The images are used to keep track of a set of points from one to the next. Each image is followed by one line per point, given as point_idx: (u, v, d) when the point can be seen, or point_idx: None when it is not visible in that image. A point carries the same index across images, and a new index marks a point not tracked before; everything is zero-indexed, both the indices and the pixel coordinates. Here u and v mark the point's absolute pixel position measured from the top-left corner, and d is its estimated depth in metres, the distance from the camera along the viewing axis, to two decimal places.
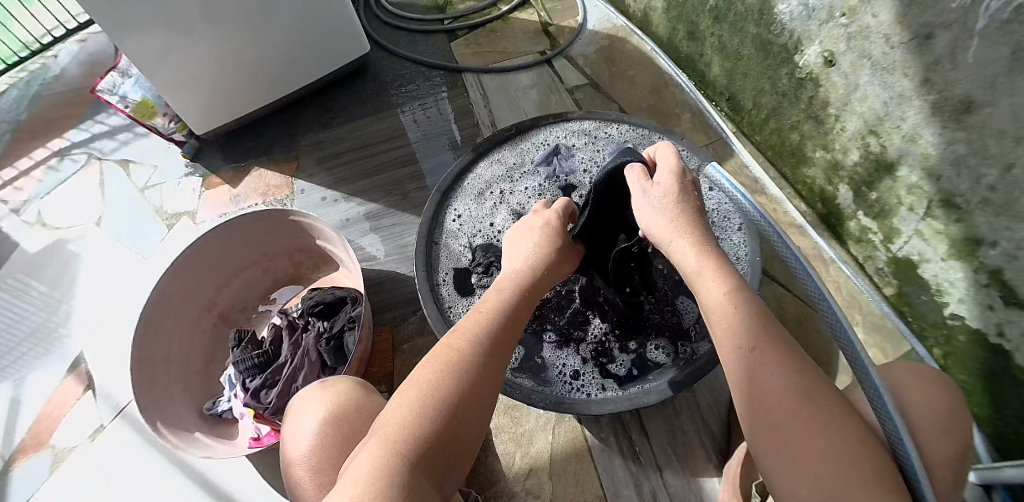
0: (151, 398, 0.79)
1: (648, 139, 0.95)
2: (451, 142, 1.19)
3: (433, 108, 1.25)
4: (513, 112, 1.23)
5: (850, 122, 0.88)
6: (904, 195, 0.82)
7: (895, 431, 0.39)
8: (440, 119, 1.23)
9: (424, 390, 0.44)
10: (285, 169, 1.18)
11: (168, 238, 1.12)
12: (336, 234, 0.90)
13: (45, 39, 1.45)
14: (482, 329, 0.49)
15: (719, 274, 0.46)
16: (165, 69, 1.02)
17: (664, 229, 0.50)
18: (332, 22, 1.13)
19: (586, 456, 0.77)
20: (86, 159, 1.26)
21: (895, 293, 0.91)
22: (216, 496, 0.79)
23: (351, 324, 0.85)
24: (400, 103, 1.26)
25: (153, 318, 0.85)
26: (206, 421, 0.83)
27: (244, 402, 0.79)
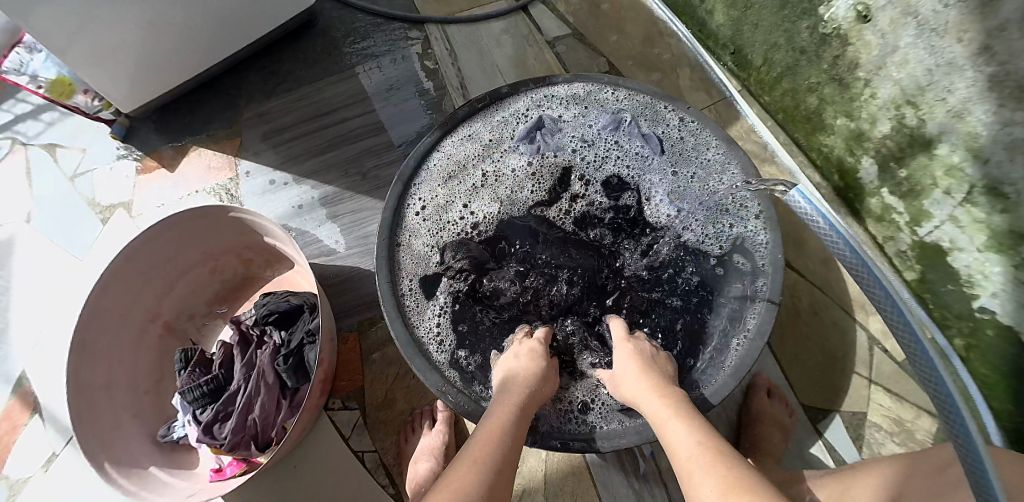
0: (95, 436, 0.72)
1: (651, 108, 0.78)
2: (425, 104, 1.03)
3: (400, 60, 1.07)
4: (484, 72, 1.06)
5: (882, 88, 0.75)
6: (940, 176, 0.71)
7: None
8: (405, 80, 1.05)
9: None
10: (227, 147, 1.02)
11: (104, 234, 0.99)
12: (287, 234, 0.77)
13: None
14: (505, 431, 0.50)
15: (688, 421, 0.47)
16: (81, 42, 0.80)
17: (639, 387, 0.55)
18: None
19: (584, 474, 0.72)
20: (10, 146, 1.06)
21: (917, 278, 0.82)
22: None
23: (311, 337, 0.75)
24: (358, 61, 1.08)
25: (83, 346, 0.75)
26: (160, 450, 0.78)
27: (196, 438, 0.71)
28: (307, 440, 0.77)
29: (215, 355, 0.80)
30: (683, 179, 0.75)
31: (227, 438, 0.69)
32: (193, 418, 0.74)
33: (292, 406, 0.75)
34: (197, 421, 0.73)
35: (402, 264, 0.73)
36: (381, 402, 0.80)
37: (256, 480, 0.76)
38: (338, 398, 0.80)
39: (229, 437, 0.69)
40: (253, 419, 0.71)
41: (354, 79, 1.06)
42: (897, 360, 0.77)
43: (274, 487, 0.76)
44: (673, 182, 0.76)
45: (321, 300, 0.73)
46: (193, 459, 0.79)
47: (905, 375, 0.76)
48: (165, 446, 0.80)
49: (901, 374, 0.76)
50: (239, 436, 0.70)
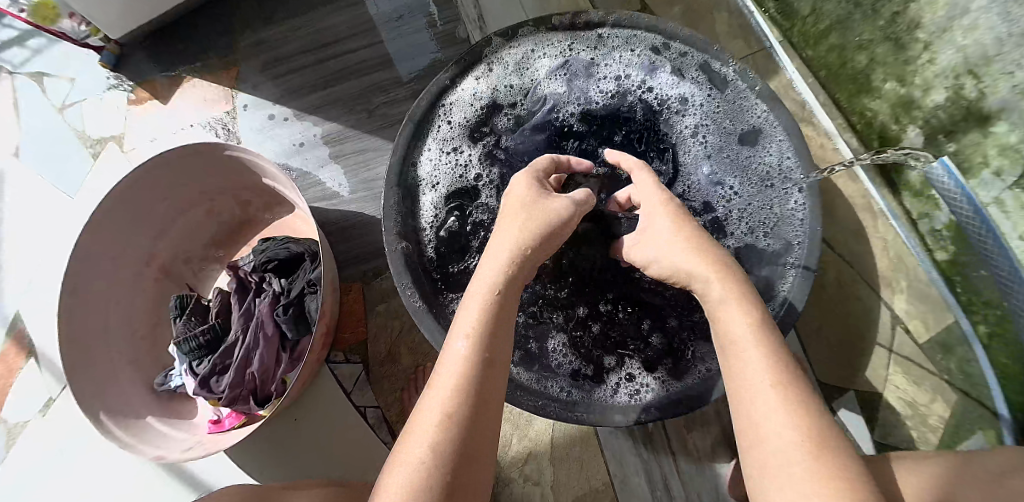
0: (89, 383, 0.70)
1: (692, 57, 0.70)
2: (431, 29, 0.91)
3: None
4: None
5: (944, 54, 0.67)
6: (993, 155, 0.66)
7: None
8: (409, 6, 0.92)
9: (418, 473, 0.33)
10: (223, 78, 0.94)
11: (95, 170, 0.93)
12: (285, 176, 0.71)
13: None
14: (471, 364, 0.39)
15: (731, 278, 0.44)
16: None
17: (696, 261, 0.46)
18: None
19: (592, 440, 0.72)
20: None
21: (949, 259, 0.74)
22: (184, 479, 0.79)
23: (312, 287, 0.70)
24: None
25: (74, 290, 0.72)
26: (158, 399, 0.77)
27: (194, 390, 0.69)
28: (308, 391, 0.75)
29: (213, 303, 0.76)
30: (721, 142, 0.70)
31: (226, 391, 0.67)
32: (190, 370, 0.72)
33: (292, 359, 0.72)
34: (194, 372, 0.71)
35: (422, 205, 0.70)
36: (385, 357, 0.77)
37: (259, 433, 0.75)
38: (339, 350, 0.77)
39: (227, 392, 0.67)
40: (251, 372, 0.68)
41: (358, 3, 0.93)
42: (918, 341, 0.77)
43: (271, 436, 0.75)
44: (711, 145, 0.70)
45: (323, 249, 0.68)
46: (192, 408, 0.77)
47: (924, 357, 0.76)
48: (163, 394, 0.78)
49: (919, 355, 0.76)
50: (237, 390, 0.68)
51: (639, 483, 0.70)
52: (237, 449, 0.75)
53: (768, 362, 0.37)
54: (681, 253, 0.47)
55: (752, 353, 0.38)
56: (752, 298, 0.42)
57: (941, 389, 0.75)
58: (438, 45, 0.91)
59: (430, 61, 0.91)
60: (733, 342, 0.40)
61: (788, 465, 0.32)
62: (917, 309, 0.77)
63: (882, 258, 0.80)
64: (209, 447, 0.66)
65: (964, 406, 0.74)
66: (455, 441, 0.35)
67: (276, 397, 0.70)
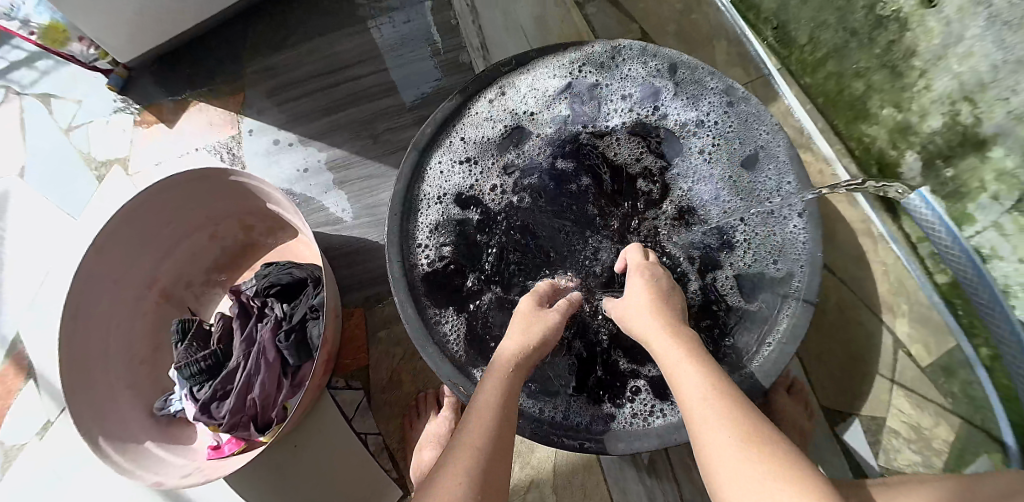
0: (88, 407, 0.70)
1: (690, 83, 0.71)
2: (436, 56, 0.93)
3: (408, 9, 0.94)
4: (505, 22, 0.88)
5: (939, 81, 0.68)
6: (990, 180, 0.65)
7: None
8: (414, 33, 0.94)
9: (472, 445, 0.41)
10: (228, 102, 0.95)
11: (99, 191, 0.94)
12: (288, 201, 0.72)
13: None
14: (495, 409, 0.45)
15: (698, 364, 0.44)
16: None
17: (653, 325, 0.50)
18: None
19: (595, 468, 0.71)
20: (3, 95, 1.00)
21: (949, 283, 0.73)
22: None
23: (314, 313, 0.71)
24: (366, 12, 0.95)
25: (76, 314, 0.72)
26: (157, 423, 0.76)
27: (194, 416, 0.68)
28: (309, 418, 0.74)
29: (214, 328, 0.76)
30: (723, 168, 0.70)
31: (226, 418, 0.67)
32: (190, 395, 0.71)
33: (293, 385, 0.71)
34: (194, 398, 0.70)
35: (425, 229, 0.69)
36: (387, 383, 0.77)
37: (258, 461, 0.74)
38: (340, 376, 0.77)
39: (226, 418, 0.66)
40: (252, 399, 0.68)
41: (363, 31, 0.95)
42: (921, 366, 0.76)
43: (269, 463, 0.74)
44: (713, 171, 0.71)
45: (326, 276, 0.68)
46: (191, 433, 0.77)
47: (927, 383, 0.75)
48: (162, 419, 0.77)
49: (924, 381, 0.76)
50: (237, 417, 0.67)
51: None
52: (235, 475, 0.74)
53: (707, 392, 0.40)
54: (648, 319, 0.51)
55: (694, 390, 0.41)
56: (699, 354, 0.45)
57: (944, 414, 0.74)
58: (442, 72, 0.92)
59: (434, 87, 0.92)
60: (682, 393, 0.42)
61: (737, 467, 0.34)
62: (919, 332, 0.77)
63: (883, 283, 0.80)
64: (208, 474, 0.65)
65: (970, 433, 0.73)
66: (488, 436, 0.42)
67: (277, 424, 0.69)
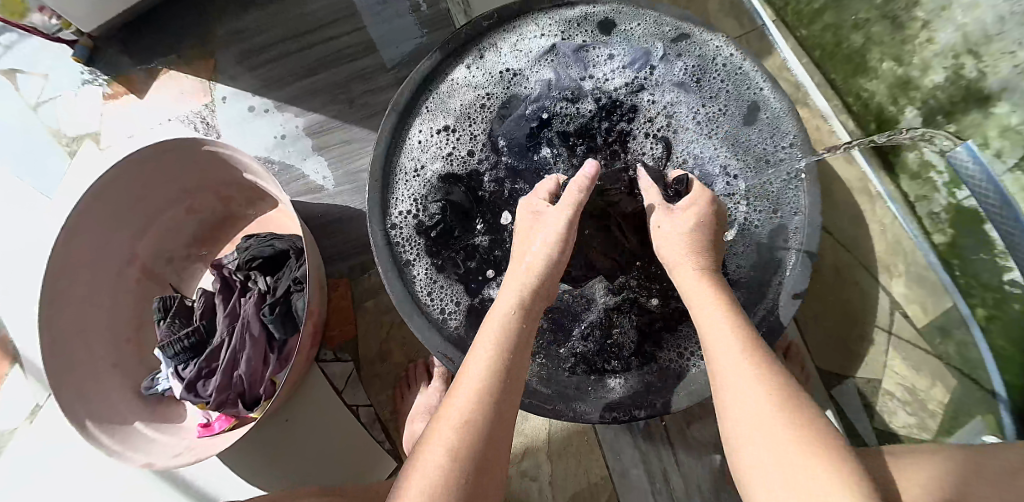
0: (74, 388, 0.68)
1: (677, 38, 0.69)
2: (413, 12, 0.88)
3: None
4: None
5: (943, 33, 0.66)
6: (992, 137, 0.64)
7: None
8: None
9: (465, 426, 0.38)
10: (199, 70, 0.91)
11: (73, 168, 0.90)
12: (265, 170, 0.68)
13: None
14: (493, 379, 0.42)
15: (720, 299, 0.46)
16: None
17: (676, 252, 0.51)
18: None
19: (590, 434, 0.70)
20: None
21: (947, 242, 0.74)
22: (176, 483, 0.77)
23: (298, 285, 0.69)
24: None
25: (54, 294, 0.69)
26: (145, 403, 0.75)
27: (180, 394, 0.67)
28: (299, 393, 0.73)
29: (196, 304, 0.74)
30: (719, 127, 0.68)
31: (213, 395, 0.65)
32: (176, 373, 0.70)
33: (281, 359, 0.70)
34: (180, 376, 0.69)
35: (409, 197, 0.67)
36: (375, 356, 0.75)
37: (250, 438, 0.73)
38: (328, 349, 0.75)
39: (213, 396, 0.65)
40: (240, 375, 0.66)
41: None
42: (916, 325, 0.76)
43: (262, 437, 0.73)
44: (709, 132, 0.68)
45: (307, 247, 0.66)
46: (181, 412, 0.76)
47: (922, 341, 0.76)
48: (150, 398, 0.76)
49: (917, 339, 0.76)
50: (225, 394, 0.66)
51: (638, 476, 0.69)
52: (229, 452, 0.74)
53: (754, 366, 0.39)
54: (678, 248, 0.51)
55: (726, 350, 0.41)
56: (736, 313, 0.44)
57: (938, 374, 0.75)
58: (423, 30, 0.88)
59: (416, 47, 0.88)
60: (715, 359, 0.42)
61: (777, 452, 0.33)
62: (915, 292, 0.77)
63: (880, 242, 0.79)
64: (199, 452, 0.64)
65: (963, 387, 0.74)
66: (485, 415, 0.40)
67: (265, 399, 0.68)
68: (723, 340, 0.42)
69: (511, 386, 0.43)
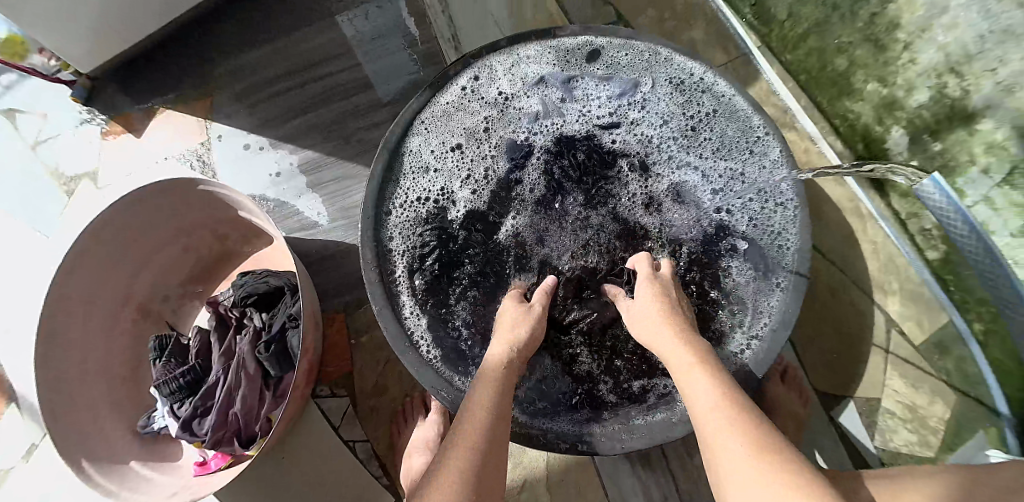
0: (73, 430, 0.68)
1: (659, 68, 0.70)
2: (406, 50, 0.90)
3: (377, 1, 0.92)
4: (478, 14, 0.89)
5: (925, 54, 0.69)
6: (979, 153, 0.67)
7: None
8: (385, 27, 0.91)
9: (464, 465, 0.40)
10: (196, 108, 0.92)
11: (70, 208, 0.91)
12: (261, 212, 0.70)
13: None
14: (482, 432, 0.43)
15: (692, 346, 0.47)
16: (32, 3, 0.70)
17: (650, 309, 0.52)
18: None
19: (589, 466, 0.69)
20: None
21: (940, 259, 0.75)
22: None
23: (293, 322, 0.69)
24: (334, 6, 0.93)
25: (51, 334, 0.69)
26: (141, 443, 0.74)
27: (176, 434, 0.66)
28: (295, 429, 0.73)
29: (192, 341, 0.74)
30: (707, 150, 0.68)
31: (209, 434, 0.65)
32: (172, 412, 0.69)
33: (277, 396, 0.70)
34: (176, 415, 0.68)
35: (400, 231, 0.67)
36: (372, 390, 0.75)
37: (247, 479, 0.72)
38: (325, 384, 0.75)
39: (210, 434, 0.65)
40: (236, 414, 0.66)
41: (331, 26, 0.92)
42: (915, 343, 0.76)
43: (257, 475, 0.72)
44: (696, 158, 0.68)
45: (303, 283, 0.66)
46: (178, 451, 0.75)
47: (922, 359, 0.76)
48: (147, 437, 0.75)
49: (916, 357, 0.76)
50: (220, 432, 0.65)
51: None
52: (227, 492, 0.73)
53: (737, 430, 0.37)
54: (654, 311, 0.51)
55: (704, 400, 0.41)
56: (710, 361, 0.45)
57: (939, 392, 0.74)
58: (416, 65, 0.90)
59: (409, 81, 0.90)
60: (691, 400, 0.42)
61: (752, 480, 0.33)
62: (911, 310, 0.77)
63: (874, 261, 0.80)
64: (195, 491, 0.64)
65: (964, 403, 0.73)
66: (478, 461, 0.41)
67: (262, 437, 0.68)
68: (701, 392, 0.42)
69: (495, 452, 0.42)
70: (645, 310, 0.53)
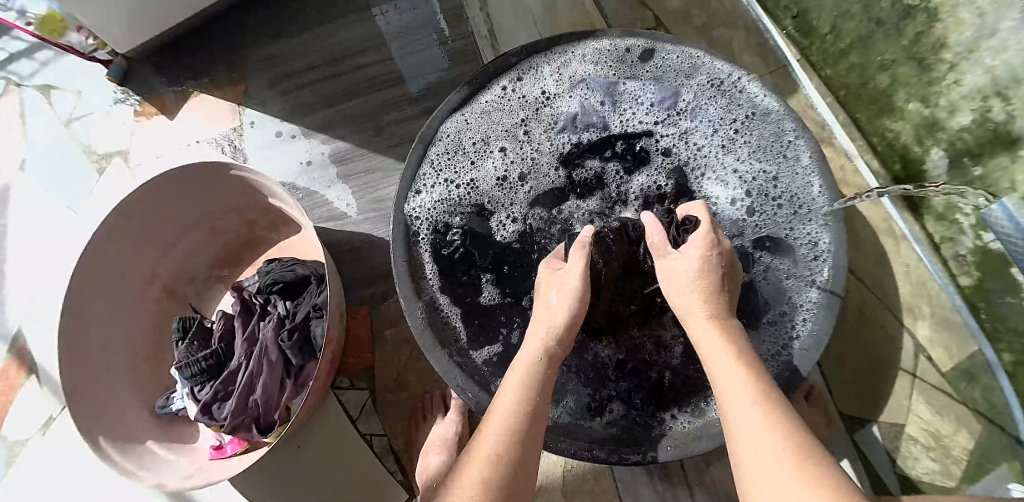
0: (90, 407, 0.68)
1: (699, 77, 0.70)
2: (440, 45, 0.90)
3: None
4: (517, 15, 0.90)
5: (970, 75, 0.67)
6: (1022, 181, 0.64)
7: None
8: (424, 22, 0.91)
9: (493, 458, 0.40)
10: (230, 93, 0.93)
11: (100, 186, 0.92)
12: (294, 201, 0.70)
13: None
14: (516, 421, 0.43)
15: (734, 350, 0.44)
16: None
17: (688, 299, 0.49)
18: None
19: (605, 473, 0.69)
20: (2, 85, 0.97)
21: (973, 286, 0.72)
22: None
23: (318, 313, 0.69)
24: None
25: (76, 310, 0.70)
26: (160, 422, 0.74)
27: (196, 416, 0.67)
28: (314, 419, 0.73)
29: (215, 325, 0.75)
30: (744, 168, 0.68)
31: (229, 419, 0.65)
32: (192, 394, 0.70)
33: (297, 385, 0.70)
34: (197, 397, 0.69)
35: (432, 229, 0.67)
36: (393, 383, 0.76)
37: (261, 465, 0.73)
38: (344, 376, 0.76)
39: (229, 420, 0.65)
40: (256, 400, 0.66)
41: (366, 18, 0.92)
42: (942, 369, 0.75)
43: (272, 462, 0.72)
44: (732, 171, 0.68)
45: (330, 273, 0.67)
46: (194, 433, 0.75)
47: (949, 386, 0.74)
48: (164, 417, 0.75)
49: (943, 384, 0.74)
50: (239, 418, 0.65)
51: None
52: (241, 476, 0.73)
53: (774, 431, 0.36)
54: (693, 300, 0.49)
55: (743, 404, 0.40)
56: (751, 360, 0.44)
57: (966, 421, 0.73)
58: (447, 62, 0.90)
59: (440, 78, 0.90)
60: (725, 402, 0.41)
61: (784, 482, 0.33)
62: (940, 336, 0.76)
63: (905, 284, 0.79)
64: (211, 475, 0.64)
65: (990, 436, 0.71)
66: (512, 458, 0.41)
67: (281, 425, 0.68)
68: (736, 392, 0.41)
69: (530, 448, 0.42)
70: (684, 302, 0.50)
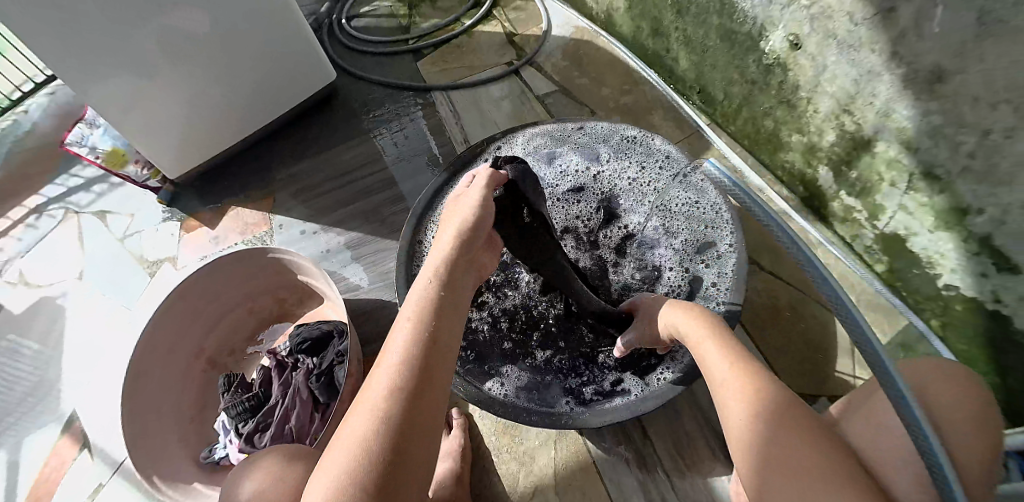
0: (146, 451, 0.78)
1: (618, 144, 0.93)
2: (429, 158, 1.17)
3: (410, 126, 1.23)
4: (483, 123, 1.22)
5: (823, 103, 0.85)
6: (885, 170, 0.80)
7: (924, 436, 0.37)
8: (418, 139, 1.21)
9: (371, 429, 0.38)
10: (260, 205, 1.17)
11: (150, 286, 1.11)
12: (318, 268, 0.88)
13: (14, 95, 1.38)
14: (400, 378, 0.41)
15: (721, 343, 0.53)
16: (133, 119, 1.00)
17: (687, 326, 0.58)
18: (305, 65, 1.15)
19: (591, 469, 0.75)
20: (63, 214, 1.22)
21: (886, 270, 0.88)
22: None
23: (340, 358, 0.82)
24: (375, 128, 1.24)
25: (138, 374, 0.83)
26: (202, 469, 0.82)
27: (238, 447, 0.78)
28: None
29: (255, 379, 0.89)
30: (662, 204, 0.89)
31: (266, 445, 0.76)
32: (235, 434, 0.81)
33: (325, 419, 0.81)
34: (238, 434, 0.80)
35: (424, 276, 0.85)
36: None
37: None
38: None
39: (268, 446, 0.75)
40: (288, 429, 0.78)
41: (371, 142, 1.22)
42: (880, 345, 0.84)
43: None
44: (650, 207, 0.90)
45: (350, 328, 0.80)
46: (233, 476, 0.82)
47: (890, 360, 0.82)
48: (206, 467, 0.84)
49: None
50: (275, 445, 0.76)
51: None
52: None
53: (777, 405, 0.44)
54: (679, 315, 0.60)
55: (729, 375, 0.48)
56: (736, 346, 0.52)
57: None
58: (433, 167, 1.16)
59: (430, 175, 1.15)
60: (718, 379, 0.49)
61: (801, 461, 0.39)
62: (873, 316, 0.86)
63: None
64: None
65: None
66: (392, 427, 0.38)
67: None
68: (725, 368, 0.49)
69: (417, 411, 0.40)
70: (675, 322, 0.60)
